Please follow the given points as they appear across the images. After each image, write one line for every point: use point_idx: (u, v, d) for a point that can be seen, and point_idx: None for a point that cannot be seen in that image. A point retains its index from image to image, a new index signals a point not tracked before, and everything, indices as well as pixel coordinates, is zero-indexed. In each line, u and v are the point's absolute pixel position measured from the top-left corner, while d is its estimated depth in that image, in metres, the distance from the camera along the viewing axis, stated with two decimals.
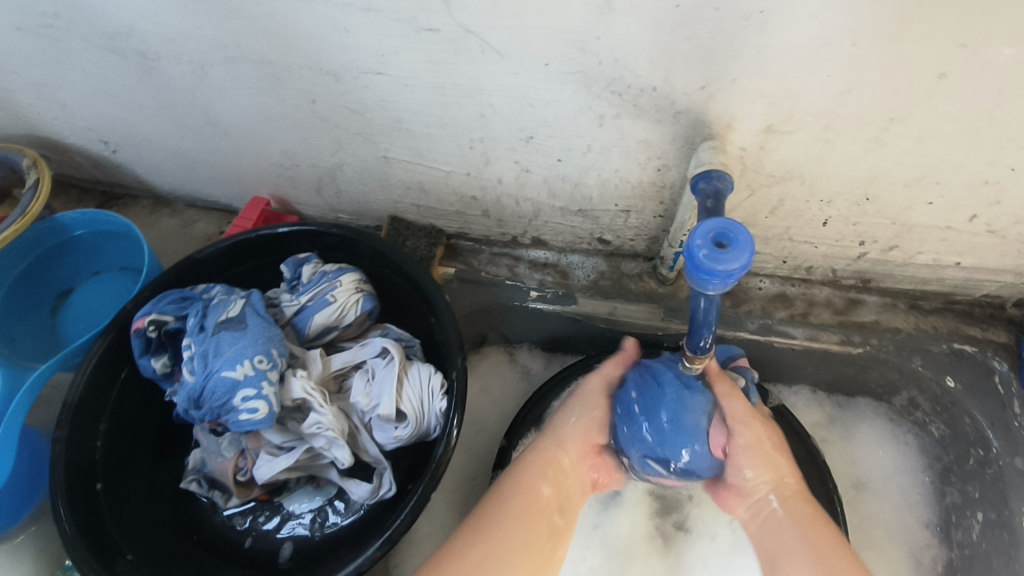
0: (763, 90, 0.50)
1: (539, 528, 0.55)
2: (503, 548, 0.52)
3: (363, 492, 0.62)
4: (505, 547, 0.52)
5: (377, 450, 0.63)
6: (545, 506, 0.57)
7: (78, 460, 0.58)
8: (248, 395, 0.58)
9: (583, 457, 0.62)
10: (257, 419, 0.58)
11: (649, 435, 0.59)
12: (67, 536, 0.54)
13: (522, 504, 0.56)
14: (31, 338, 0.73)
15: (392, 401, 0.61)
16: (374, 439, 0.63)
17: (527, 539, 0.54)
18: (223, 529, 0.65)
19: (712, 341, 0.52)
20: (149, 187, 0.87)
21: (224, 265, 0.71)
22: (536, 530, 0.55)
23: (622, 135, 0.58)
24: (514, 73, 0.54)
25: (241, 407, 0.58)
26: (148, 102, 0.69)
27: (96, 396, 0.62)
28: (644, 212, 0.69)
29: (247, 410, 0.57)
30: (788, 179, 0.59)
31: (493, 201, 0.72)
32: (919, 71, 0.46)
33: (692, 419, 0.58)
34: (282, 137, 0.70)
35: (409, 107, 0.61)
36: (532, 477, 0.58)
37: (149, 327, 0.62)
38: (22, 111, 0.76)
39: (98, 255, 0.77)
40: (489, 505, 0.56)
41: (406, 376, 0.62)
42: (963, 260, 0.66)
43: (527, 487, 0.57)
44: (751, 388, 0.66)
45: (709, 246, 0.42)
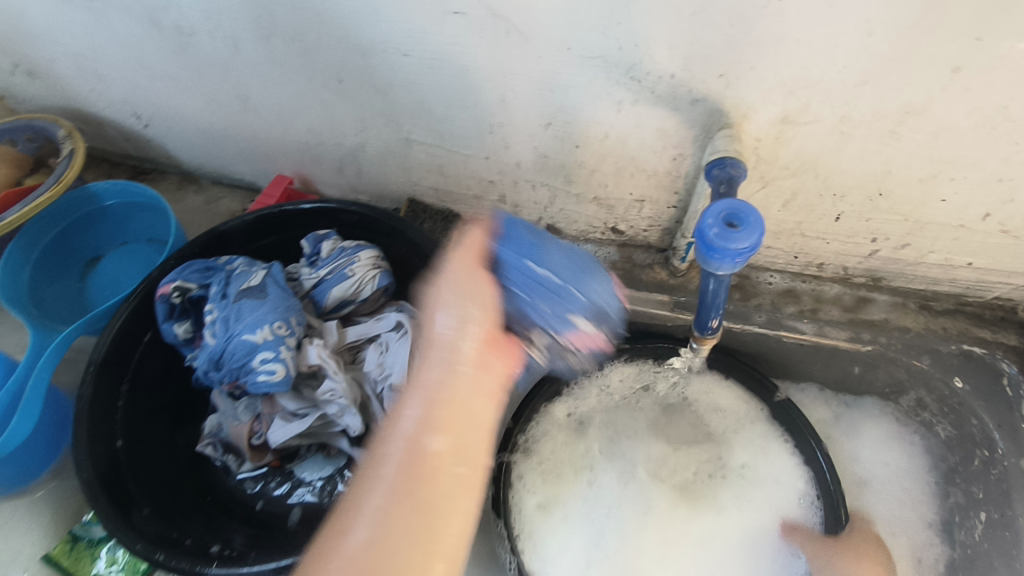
0: (780, 79, 0.51)
1: (431, 496, 0.41)
2: (389, 553, 0.37)
3: None
4: (389, 550, 0.38)
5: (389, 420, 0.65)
6: (435, 494, 0.41)
7: (100, 416, 0.60)
8: (267, 358, 0.60)
9: (484, 351, 0.47)
10: (274, 381, 0.61)
11: (543, 303, 0.47)
12: (88, 485, 0.56)
13: (399, 508, 0.39)
14: (60, 300, 0.76)
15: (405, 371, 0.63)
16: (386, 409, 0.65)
17: (421, 527, 0.39)
18: (236, 492, 0.67)
19: (722, 321, 0.53)
20: (177, 164, 0.90)
21: (247, 238, 0.73)
22: (428, 525, 0.39)
23: (639, 122, 0.59)
24: (536, 57, 0.55)
25: (259, 368, 0.60)
26: (181, 77, 0.71)
27: (120, 356, 0.64)
28: (658, 202, 0.70)
29: (265, 372, 0.60)
30: (803, 171, 0.60)
31: (510, 186, 0.74)
32: (933, 65, 0.47)
33: (560, 267, 0.48)
34: (308, 115, 0.72)
35: (432, 89, 0.62)
36: (414, 438, 0.43)
37: (174, 293, 0.65)
38: (61, 82, 0.79)
39: (126, 227, 0.80)
40: (352, 506, 0.40)
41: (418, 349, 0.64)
42: (975, 261, 0.67)
43: (411, 445, 0.42)
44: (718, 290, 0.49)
45: (720, 225, 0.44)
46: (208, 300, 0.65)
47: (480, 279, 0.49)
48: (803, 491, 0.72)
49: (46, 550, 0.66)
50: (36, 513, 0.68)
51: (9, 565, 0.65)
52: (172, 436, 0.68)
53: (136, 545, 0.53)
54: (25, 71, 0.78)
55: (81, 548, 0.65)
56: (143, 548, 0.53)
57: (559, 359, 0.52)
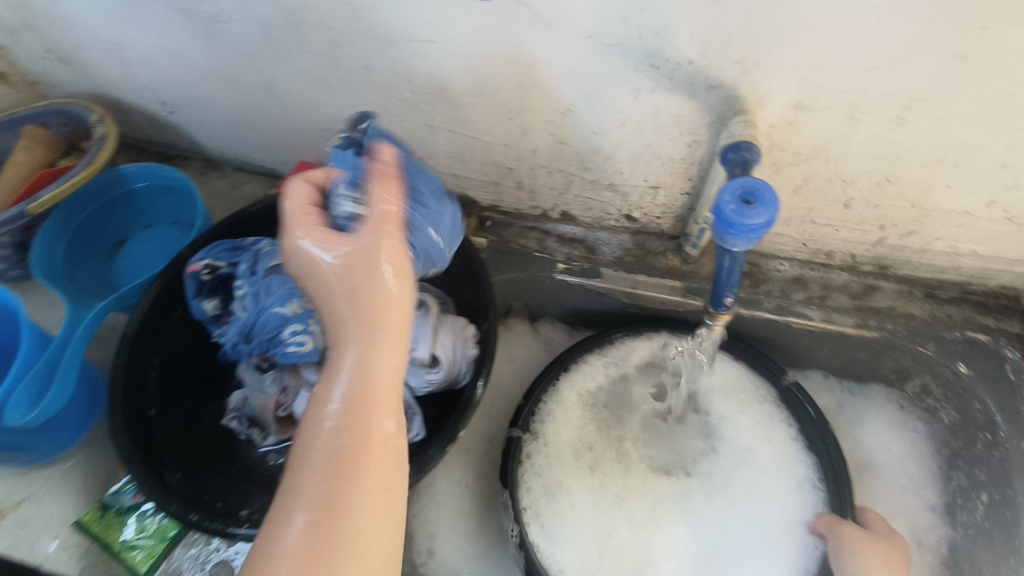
0: (794, 65, 0.53)
1: (377, 471, 0.44)
2: (338, 527, 0.41)
3: None
4: (338, 524, 0.41)
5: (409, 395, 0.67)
6: (382, 452, 0.44)
7: (132, 385, 0.63)
8: (297, 329, 0.64)
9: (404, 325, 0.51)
10: (304, 351, 0.64)
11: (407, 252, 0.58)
12: (124, 449, 0.58)
13: (347, 485, 0.42)
14: (91, 278, 0.78)
15: (429, 346, 0.65)
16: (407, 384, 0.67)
17: (369, 501, 0.42)
18: (260, 463, 0.70)
19: (735, 299, 0.57)
20: (201, 150, 0.93)
21: (273, 221, 0.76)
22: (376, 499, 0.43)
23: (655, 108, 0.62)
24: (558, 44, 0.57)
25: (290, 340, 0.64)
26: (211, 64, 0.74)
27: (151, 329, 0.67)
28: (671, 188, 0.72)
29: (295, 343, 0.63)
30: (814, 156, 0.62)
31: (527, 172, 0.76)
32: (941, 52, 0.49)
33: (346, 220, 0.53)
34: (332, 102, 0.74)
35: (456, 75, 0.65)
36: (356, 421, 0.45)
37: (203, 271, 0.67)
38: (93, 69, 0.81)
39: (153, 208, 0.83)
40: (298, 487, 0.42)
41: (440, 326, 0.67)
42: (979, 248, 0.69)
43: (351, 426, 0.44)
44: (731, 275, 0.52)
45: (736, 202, 0.46)
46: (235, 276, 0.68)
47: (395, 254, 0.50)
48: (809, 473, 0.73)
49: (77, 516, 0.68)
50: (69, 482, 0.71)
51: (40, 531, 0.68)
52: (198, 409, 0.71)
53: (171, 506, 0.56)
54: (58, 57, 0.80)
55: (111, 515, 0.67)
56: (177, 509, 0.56)
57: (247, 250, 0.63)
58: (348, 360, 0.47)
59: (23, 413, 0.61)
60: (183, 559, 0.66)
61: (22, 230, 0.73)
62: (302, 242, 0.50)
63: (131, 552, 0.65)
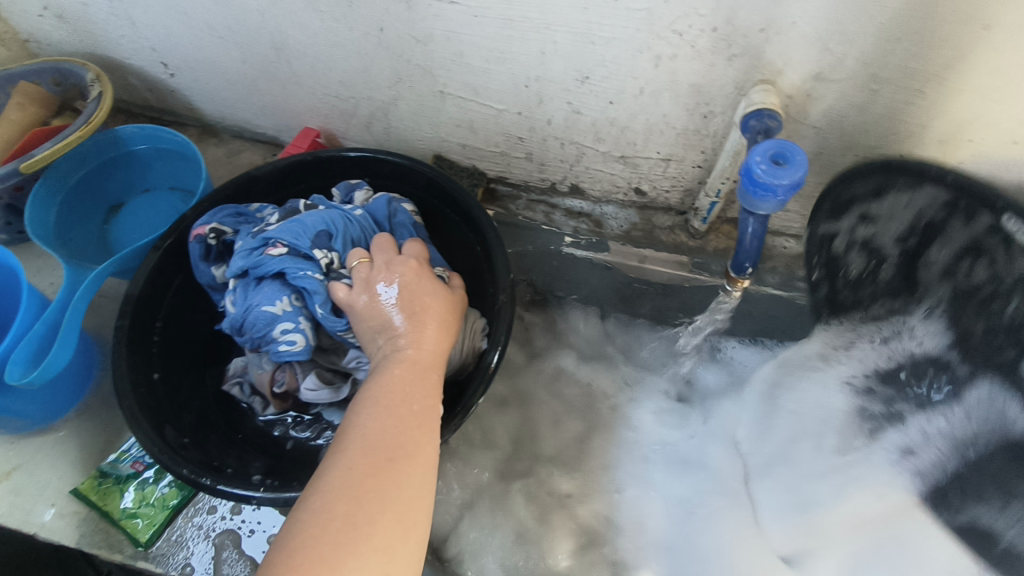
0: (816, 35, 0.53)
1: (418, 436, 0.48)
2: (382, 476, 0.44)
3: None
4: (382, 474, 0.44)
5: None
6: (422, 419, 0.49)
7: (136, 349, 0.62)
8: (287, 328, 0.61)
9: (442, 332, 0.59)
10: (296, 351, 0.62)
11: None
12: (130, 410, 0.58)
13: (394, 440, 0.46)
14: (85, 243, 0.76)
15: None
16: None
17: (409, 457, 0.46)
18: (263, 433, 0.69)
19: (756, 263, 0.59)
20: (198, 116, 0.91)
21: (277, 185, 0.74)
22: (417, 457, 0.46)
23: (675, 77, 0.61)
24: (581, 8, 0.57)
25: (280, 338, 0.61)
26: (216, 23, 0.71)
27: (155, 293, 0.66)
28: (684, 161, 0.72)
29: (286, 342, 0.61)
30: (830, 131, 0.63)
31: (538, 143, 0.76)
32: (966, 21, 0.49)
33: None
34: (342, 66, 0.72)
35: (473, 38, 0.63)
36: (403, 391, 0.51)
37: (209, 235, 0.65)
38: (89, 26, 0.78)
39: (151, 172, 0.80)
40: (348, 441, 0.46)
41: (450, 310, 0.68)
42: None
43: (398, 395, 0.50)
44: (750, 250, 0.57)
45: (768, 162, 0.47)
46: (235, 253, 0.64)
47: (458, 291, 0.63)
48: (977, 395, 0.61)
49: (74, 485, 0.66)
50: (64, 450, 0.68)
51: (36, 500, 0.66)
52: (201, 377, 0.69)
53: (183, 470, 0.56)
54: (53, 13, 0.77)
55: (109, 483, 0.66)
56: (189, 472, 0.56)
57: (254, 234, 0.65)
58: (395, 349, 0.55)
59: (22, 371, 0.59)
60: (186, 527, 0.64)
61: (12, 190, 0.70)
62: (413, 258, 0.62)
63: (132, 521, 0.64)
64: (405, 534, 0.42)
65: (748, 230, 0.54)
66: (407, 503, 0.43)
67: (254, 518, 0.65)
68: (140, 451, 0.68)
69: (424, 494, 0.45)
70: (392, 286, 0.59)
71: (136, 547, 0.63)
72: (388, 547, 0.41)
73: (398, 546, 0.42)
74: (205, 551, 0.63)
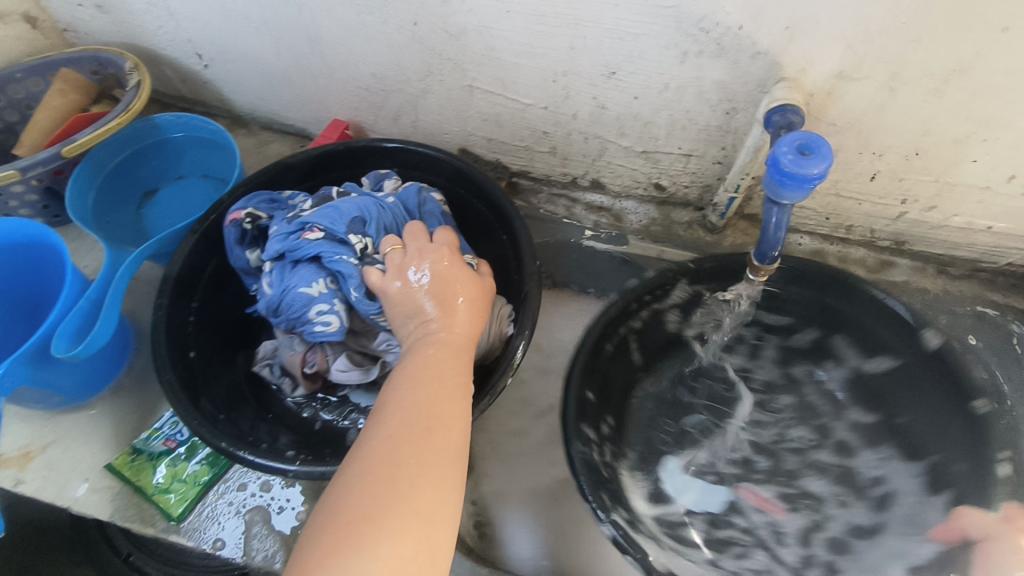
0: (839, 32, 0.55)
1: (452, 409, 0.49)
2: (420, 446, 0.45)
3: None
4: (420, 443, 0.46)
5: None
6: (456, 394, 0.51)
7: (175, 327, 0.64)
8: (323, 310, 0.63)
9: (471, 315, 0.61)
10: (330, 332, 0.64)
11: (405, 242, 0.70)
12: (169, 385, 0.60)
13: (431, 413, 0.48)
14: (120, 227, 0.78)
15: None
16: None
17: (444, 429, 0.48)
18: (292, 413, 0.70)
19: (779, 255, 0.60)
20: (228, 107, 0.93)
21: (310, 173, 0.77)
22: (452, 428, 0.48)
23: (699, 73, 0.63)
24: (612, 5, 0.59)
25: (315, 320, 0.63)
26: (254, 16, 0.74)
27: (192, 275, 0.68)
28: (704, 157, 0.74)
29: (321, 323, 0.63)
30: (848, 129, 0.65)
31: (562, 137, 0.78)
32: (984, 22, 0.51)
33: None
34: (374, 59, 0.75)
35: (504, 33, 0.66)
36: (438, 368, 0.53)
37: (245, 219, 0.67)
38: (128, 17, 0.80)
39: (184, 160, 0.83)
40: (386, 414, 0.48)
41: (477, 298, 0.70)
42: (995, 224, 0.72)
43: (433, 372, 0.52)
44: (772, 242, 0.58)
45: (794, 153, 0.49)
46: (272, 238, 0.66)
47: (488, 277, 0.64)
48: (877, 450, 0.68)
49: (108, 460, 0.68)
50: (98, 427, 0.70)
51: (70, 474, 0.67)
52: (233, 357, 0.71)
53: (221, 442, 0.58)
54: (93, 3, 0.80)
55: (142, 459, 0.67)
56: (227, 444, 0.58)
57: (291, 219, 0.67)
58: (426, 330, 0.57)
59: (66, 346, 0.61)
60: (217, 504, 0.66)
61: (52, 174, 0.73)
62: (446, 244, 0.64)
63: (165, 496, 0.65)
64: (443, 500, 0.44)
65: (772, 220, 0.55)
66: (444, 470, 0.45)
67: (284, 496, 0.67)
68: (171, 429, 0.69)
69: (459, 464, 0.47)
70: (426, 271, 0.61)
71: (168, 522, 0.64)
72: (428, 509, 0.43)
73: (436, 509, 0.43)
74: (235, 527, 0.65)
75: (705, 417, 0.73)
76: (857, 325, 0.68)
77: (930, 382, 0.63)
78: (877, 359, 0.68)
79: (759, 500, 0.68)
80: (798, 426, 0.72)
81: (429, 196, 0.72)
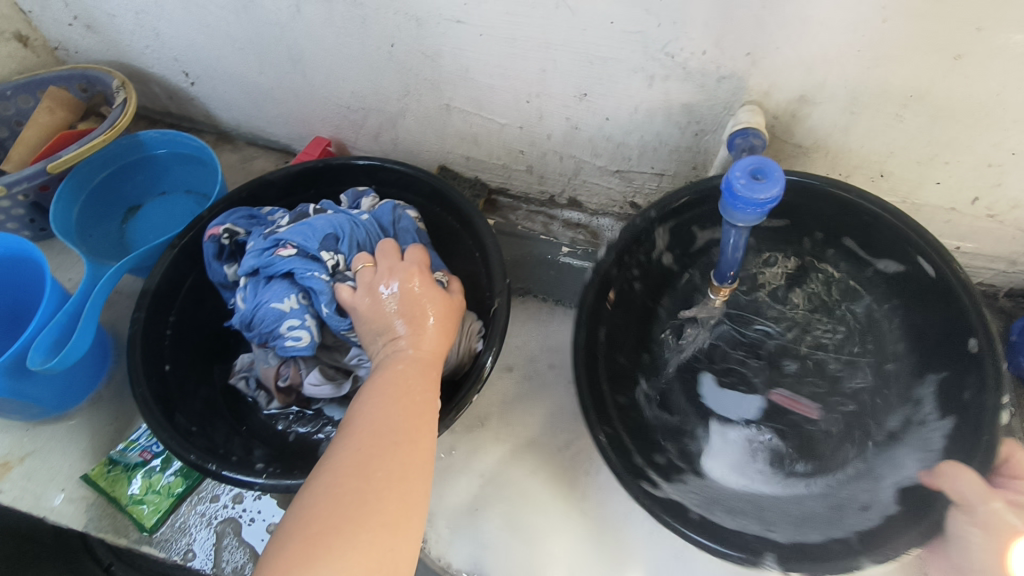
0: (800, 59, 0.56)
1: (419, 423, 0.50)
2: (387, 459, 0.46)
3: None
4: (387, 457, 0.46)
5: None
6: (423, 408, 0.52)
7: (150, 342, 0.66)
8: (294, 325, 0.65)
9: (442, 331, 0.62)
10: (301, 346, 0.65)
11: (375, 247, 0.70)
12: (143, 400, 0.61)
13: (397, 426, 0.49)
14: (104, 240, 0.80)
15: None
16: None
17: (411, 441, 0.48)
18: (267, 426, 0.71)
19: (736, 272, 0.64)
20: (216, 123, 0.95)
21: (290, 190, 0.78)
22: (418, 441, 0.49)
23: (667, 97, 0.65)
24: (580, 30, 0.60)
25: (286, 334, 0.65)
26: (238, 36, 0.75)
27: (169, 290, 0.69)
28: (676, 176, 0.75)
29: (291, 338, 0.65)
30: (813, 150, 0.66)
31: (538, 156, 0.79)
32: (938, 51, 0.52)
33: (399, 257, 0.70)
34: (354, 80, 0.77)
35: (478, 56, 0.67)
36: (406, 383, 0.54)
37: (223, 235, 0.69)
38: (117, 36, 0.83)
39: (169, 175, 0.85)
40: (354, 428, 0.49)
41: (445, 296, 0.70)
42: (963, 245, 0.73)
43: (401, 387, 0.53)
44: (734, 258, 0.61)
45: (747, 177, 0.50)
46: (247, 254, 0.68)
47: (459, 295, 0.66)
48: (901, 336, 0.67)
49: (84, 471, 0.69)
50: (76, 438, 0.71)
51: (47, 485, 0.69)
52: (209, 369, 0.72)
53: (190, 455, 0.59)
54: (83, 23, 0.82)
55: (118, 470, 0.68)
56: (196, 458, 0.59)
57: (267, 235, 0.68)
58: (396, 346, 0.58)
59: (42, 358, 0.62)
60: (189, 515, 0.67)
61: (37, 189, 0.74)
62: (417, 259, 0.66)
63: (138, 507, 0.66)
64: (409, 512, 0.45)
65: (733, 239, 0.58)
66: (411, 484, 0.46)
67: (255, 508, 0.68)
68: (148, 441, 0.70)
69: (426, 476, 0.48)
70: (410, 286, 0.62)
71: (141, 532, 0.65)
72: (393, 522, 0.44)
73: (401, 521, 0.44)
74: (207, 538, 0.66)
75: (732, 327, 0.73)
76: (880, 230, 0.63)
77: (952, 308, 0.60)
78: (889, 260, 0.65)
79: (791, 402, 0.68)
80: (822, 320, 0.71)
81: (403, 212, 0.74)
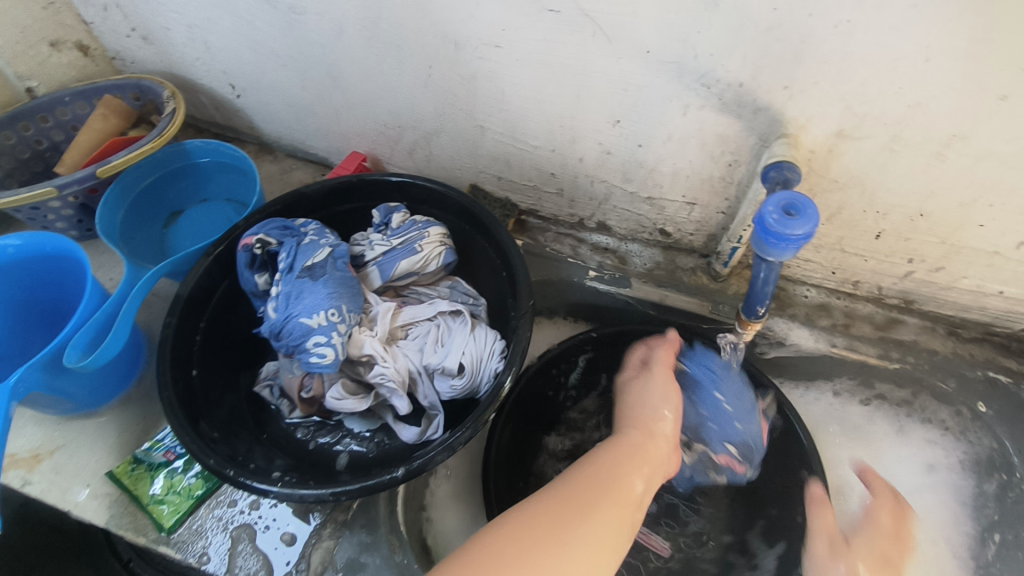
0: (838, 95, 0.56)
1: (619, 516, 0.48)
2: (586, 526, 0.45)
3: (412, 436, 0.69)
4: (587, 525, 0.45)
5: (434, 397, 0.70)
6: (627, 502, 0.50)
7: (180, 345, 0.67)
8: (320, 341, 0.66)
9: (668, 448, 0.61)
10: (325, 363, 0.66)
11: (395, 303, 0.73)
12: (168, 401, 0.62)
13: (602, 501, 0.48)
14: (146, 243, 0.83)
15: (454, 357, 0.69)
16: (434, 387, 0.70)
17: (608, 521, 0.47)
18: (288, 434, 0.73)
19: (767, 309, 0.63)
20: (257, 135, 0.98)
21: (324, 203, 0.80)
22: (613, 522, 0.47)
23: (701, 126, 0.64)
24: (616, 58, 0.61)
25: (312, 350, 0.66)
26: (282, 53, 0.78)
27: (202, 295, 0.71)
28: (708, 206, 0.75)
29: (316, 354, 0.65)
30: (850, 186, 0.65)
31: (569, 179, 0.80)
32: (983, 91, 0.51)
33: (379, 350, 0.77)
34: (392, 99, 0.78)
35: (514, 80, 0.68)
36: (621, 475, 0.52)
37: (256, 245, 0.70)
38: (170, 48, 0.86)
39: (211, 183, 0.87)
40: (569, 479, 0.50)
41: (473, 333, 0.70)
42: (1006, 289, 0.71)
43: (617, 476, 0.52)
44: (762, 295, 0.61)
45: (779, 213, 0.50)
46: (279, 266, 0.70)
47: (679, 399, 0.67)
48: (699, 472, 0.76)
49: (109, 468, 0.71)
50: (104, 435, 0.73)
51: (73, 479, 0.70)
52: (236, 377, 0.74)
53: (209, 460, 0.59)
54: (140, 35, 0.86)
55: (142, 469, 0.70)
56: (215, 463, 0.59)
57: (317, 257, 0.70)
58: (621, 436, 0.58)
59: (79, 355, 0.64)
60: (206, 518, 0.68)
61: (86, 192, 0.78)
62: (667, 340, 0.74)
63: (158, 507, 0.67)
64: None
65: (761, 276, 0.58)
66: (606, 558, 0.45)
67: (271, 515, 0.68)
68: (172, 442, 0.72)
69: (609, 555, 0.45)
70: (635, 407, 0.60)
71: (159, 532, 0.66)
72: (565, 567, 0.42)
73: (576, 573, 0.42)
74: (221, 543, 0.66)
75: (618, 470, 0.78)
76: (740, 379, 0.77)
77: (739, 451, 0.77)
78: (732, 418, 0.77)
79: None
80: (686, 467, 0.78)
81: (431, 227, 0.75)
